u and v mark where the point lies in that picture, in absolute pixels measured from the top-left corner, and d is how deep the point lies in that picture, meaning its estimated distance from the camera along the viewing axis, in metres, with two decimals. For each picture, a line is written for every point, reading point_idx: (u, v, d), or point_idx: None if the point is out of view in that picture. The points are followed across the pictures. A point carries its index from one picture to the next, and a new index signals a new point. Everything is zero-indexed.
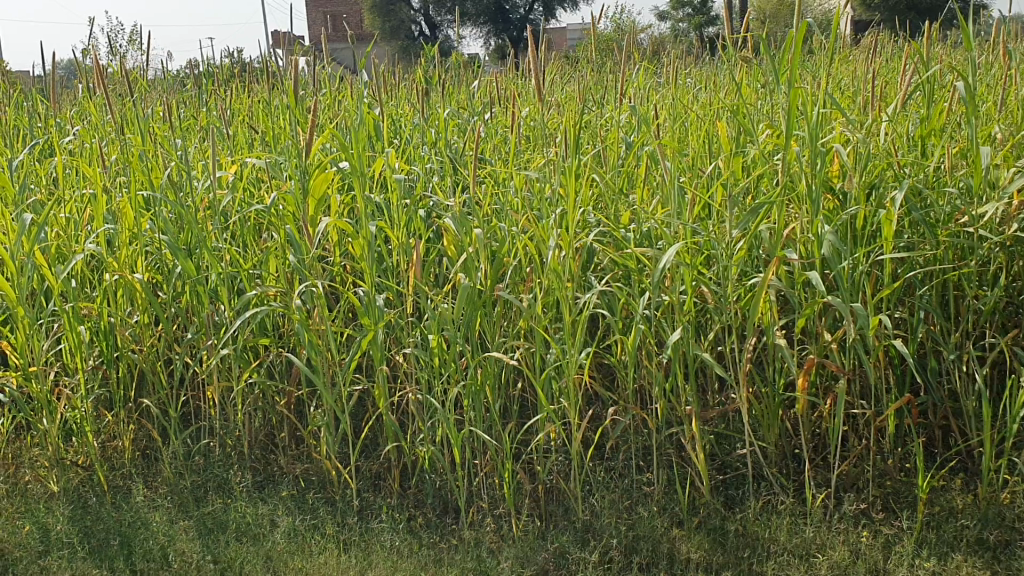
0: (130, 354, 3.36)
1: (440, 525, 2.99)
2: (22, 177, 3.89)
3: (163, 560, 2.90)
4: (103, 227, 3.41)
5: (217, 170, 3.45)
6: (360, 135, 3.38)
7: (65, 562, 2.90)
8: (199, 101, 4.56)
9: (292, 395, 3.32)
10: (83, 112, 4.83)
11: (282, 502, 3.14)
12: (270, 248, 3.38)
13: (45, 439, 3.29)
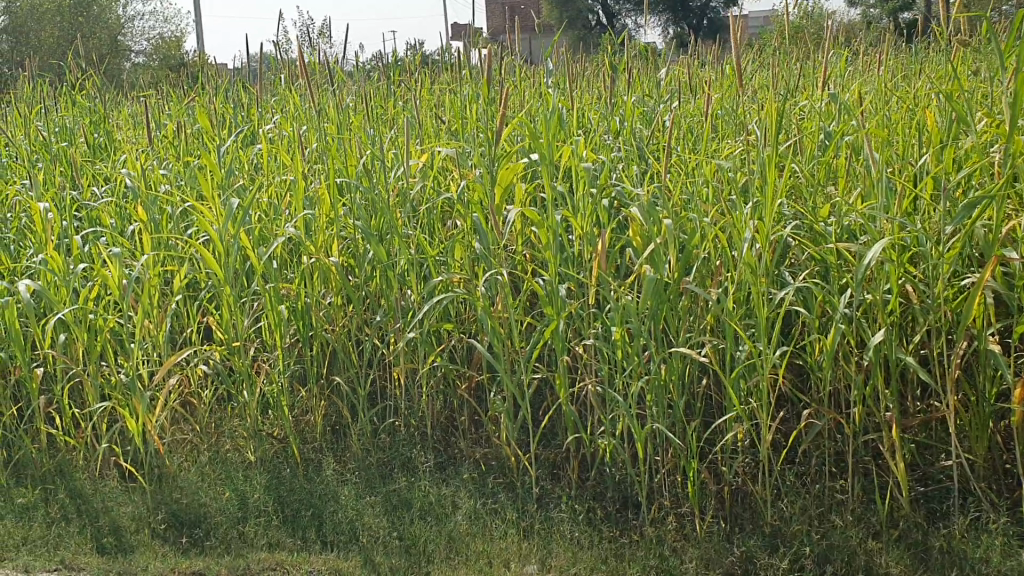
0: (324, 334, 3.49)
1: (621, 519, 2.95)
2: (228, 162, 4.11)
3: (351, 533, 3.02)
4: (303, 212, 3.56)
5: (408, 158, 3.53)
6: (549, 123, 3.37)
7: (261, 529, 3.07)
8: (390, 91, 4.68)
9: (474, 381, 3.36)
10: (282, 100, 5.05)
11: (464, 484, 3.18)
12: (457, 235, 3.44)
13: (245, 410, 3.44)
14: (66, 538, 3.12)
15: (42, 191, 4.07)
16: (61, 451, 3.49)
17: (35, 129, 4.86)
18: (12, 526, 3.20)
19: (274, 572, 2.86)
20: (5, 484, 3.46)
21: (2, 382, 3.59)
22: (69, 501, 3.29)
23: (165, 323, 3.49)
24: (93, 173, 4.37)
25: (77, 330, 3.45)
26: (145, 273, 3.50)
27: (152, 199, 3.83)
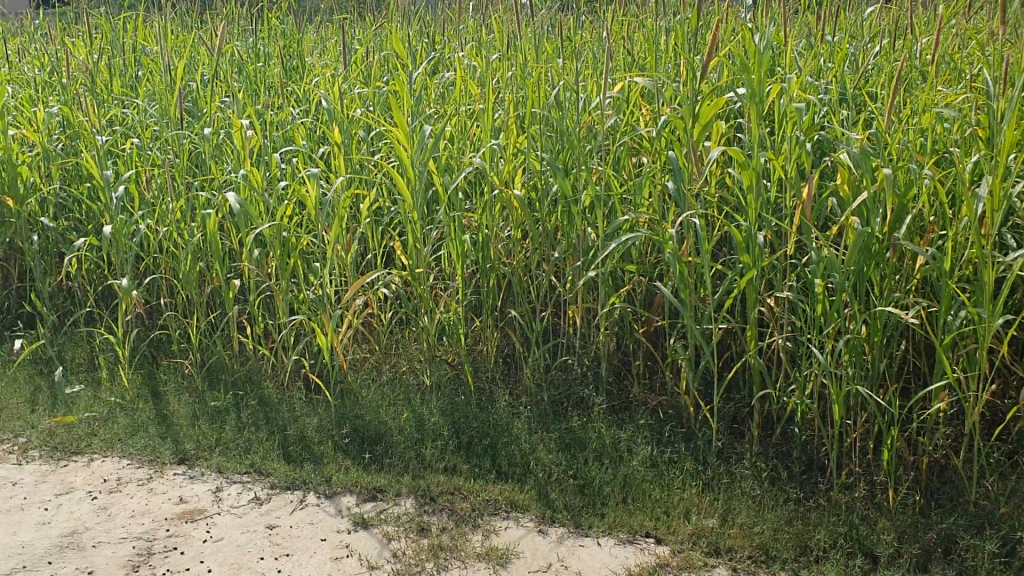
0: (504, 267, 3.46)
1: (806, 481, 2.84)
2: (418, 88, 4.07)
3: (526, 466, 3.05)
4: (492, 141, 3.49)
5: (603, 90, 3.38)
6: (760, 58, 3.14)
7: (439, 454, 3.13)
8: (581, 22, 4.51)
9: (653, 325, 3.24)
10: (468, 29, 4.96)
11: (641, 429, 3.13)
12: (649, 173, 3.29)
13: (424, 334, 3.47)
14: (255, 443, 3.26)
15: (242, 109, 4.18)
16: (250, 359, 3.64)
17: (234, 48, 4.97)
18: (207, 428, 3.37)
19: (452, 496, 2.90)
20: (199, 387, 3.64)
21: (200, 290, 3.75)
22: (258, 409, 3.45)
23: (353, 245, 3.54)
24: (287, 93, 4.44)
25: (270, 246, 3.54)
26: (336, 195, 3.55)
27: (345, 121, 3.85)
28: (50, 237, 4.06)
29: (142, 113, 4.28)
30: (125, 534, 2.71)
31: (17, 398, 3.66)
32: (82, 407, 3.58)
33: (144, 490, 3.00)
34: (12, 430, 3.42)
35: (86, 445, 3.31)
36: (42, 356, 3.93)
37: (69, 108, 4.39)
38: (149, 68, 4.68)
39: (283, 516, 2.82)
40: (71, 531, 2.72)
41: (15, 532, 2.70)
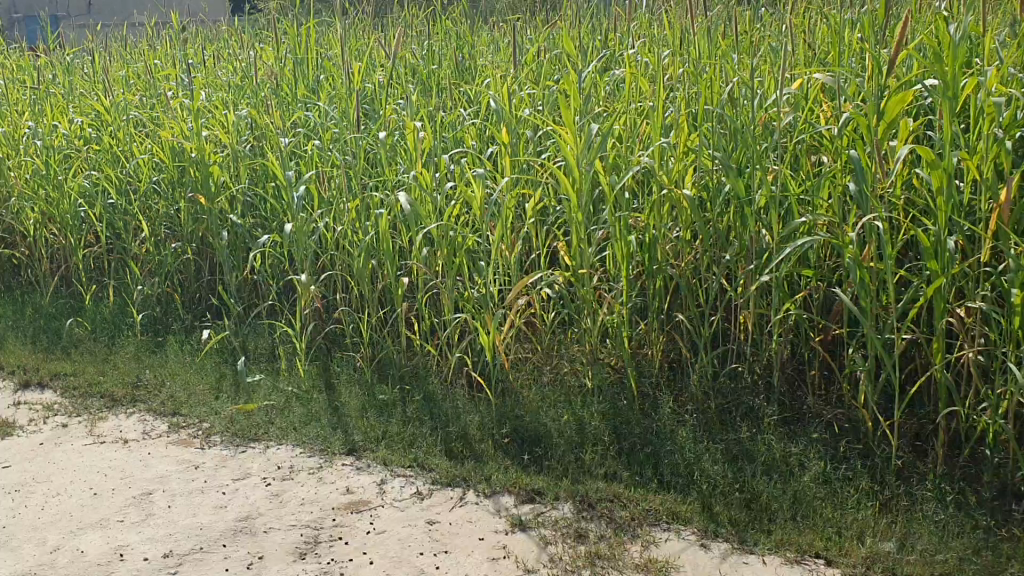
0: (670, 269, 3.36)
1: (997, 510, 2.62)
2: (588, 86, 4.02)
3: (689, 476, 2.96)
4: (661, 140, 3.40)
5: (781, 87, 3.23)
6: (957, 50, 2.91)
7: (599, 459, 3.09)
8: (759, 16, 4.33)
9: (829, 335, 3.07)
10: (641, 26, 4.86)
11: (813, 443, 2.97)
12: (829, 173, 3.12)
13: (587, 336, 3.43)
14: (419, 438, 3.32)
15: (416, 110, 4.26)
16: (417, 355, 3.71)
17: (410, 50, 5.08)
18: (375, 420, 3.46)
19: (610, 503, 2.85)
20: (370, 381, 3.73)
21: (372, 286, 3.86)
22: (423, 404, 3.51)
23: (518, 245, 3.53)
24: (459, 93, 4.49)
25: (438, 245, 3.60)
26: (503, 195, 3.55)
27: (514, 121, 3.85)
28: (237, 233, 4.27)
29: (323, 115, 4.44)
30: (294, 521, 2.82)
31: (203, 384, 3.87)
32: (262, 395, 3.74)
33: (313, 479, 3.11)
34: (198, 416, 3.62)
35: (263, 433, 3.46)
36: (227, 345, 4.15)
37: (257, 110, 4.61)
38: (330, 70, 4.84)
39: (444, 512, 2.86)
40: (245, 516, 2.85)
41: (195, 514, 2.86)
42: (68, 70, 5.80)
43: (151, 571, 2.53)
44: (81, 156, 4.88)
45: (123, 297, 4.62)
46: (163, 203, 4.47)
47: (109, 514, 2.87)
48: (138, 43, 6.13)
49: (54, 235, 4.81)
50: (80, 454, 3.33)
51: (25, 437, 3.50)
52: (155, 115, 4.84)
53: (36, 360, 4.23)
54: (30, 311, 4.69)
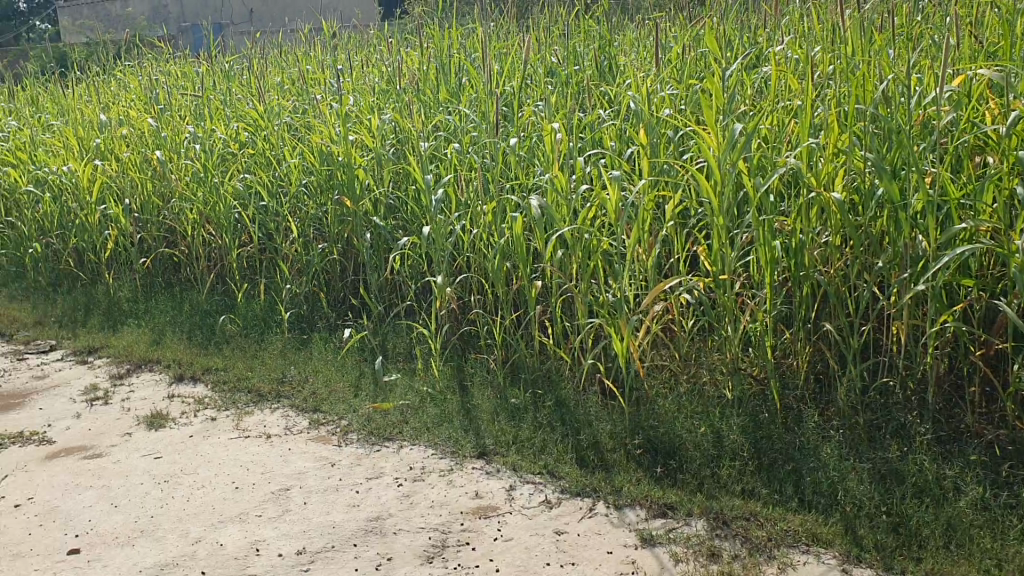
0: (816, 276, 3.20)
1: None
2: (732, 85, 3.88)
3: (832, 497, 2.81)
4: (808, 141, 3.24)
5: (942, 83, 3.01)
6: None
7: (735, 473, 2.97)
8: (920, 7, 4.07)
9: (992, 348, 2.86)
10: (790, 21, 4.66)
11: (971, 466, 2.77)
12: (994, 175, 2.89)
13: (726, 344, 3.31)
14: (550, 444, 3.29)
15: (555, 111, 4.24)
16: (551, 360, 3.68)
17: (551, 51, 5.05)
18: (507, 425, 3.45)
19: (746, 522, 2.75)
20: (503, 383, 3.73)
21: (507, 289, 3.86)
22: (556, 409, 3.48)
23: (655, 249, 3.45)
24: (599, 93, 4.43)
25: (574, 249, 3.56)
26: (640, 198, 3.48)
27: (653, 122, 3.76)
28: (378, 235, 4.37)
29: (463, 118, 4.48)
30: (423, 524, 2.84)
31: (343, 382, 3.97)
32: (398, 394, 3.80)
33: (444, 481, 3.13)
34: (337, 413, 3.72)
35: (397, 432, 3.51)
36: (367, 345, 4.25)
37: (400, 114, 4.70)
38: (472, 72, 4.88)
39: (572, 522, 2.82)
40: (377, 516, 2.90)
41: (329, 511, 2.93)
42: (228, 77, 6.08)
43: (285, 567, 2.61)
44: (237, 160, 5.11)
45: (271, 295, 4.80)
46: (310, 205, 4.62)
47: (248, 508, 2.97)
48: (291, 48, 6.37)
49: (211, 235, 5.05)
50: (225, 447, 3.47)
51: (177, 429, 3.69)
52: (305, 120, 5.01)
53: (191, 355, 4.45)
54: (188, 307, 4.95)
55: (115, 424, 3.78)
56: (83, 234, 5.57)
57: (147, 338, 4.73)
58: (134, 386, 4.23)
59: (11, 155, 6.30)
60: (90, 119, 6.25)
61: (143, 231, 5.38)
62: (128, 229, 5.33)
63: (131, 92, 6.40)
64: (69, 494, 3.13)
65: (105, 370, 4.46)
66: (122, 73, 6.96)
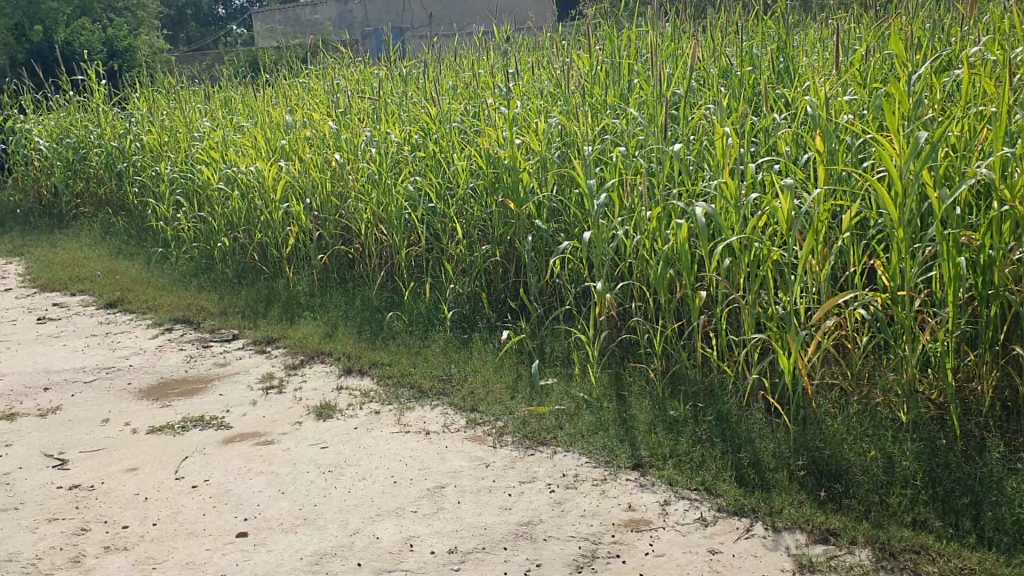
0: (1006, 296, 2.97)
1: None
2: (920, 87, 3.65)
3: (1015, 536, 2.60)
4: (1003, 149, 3.01)
5: None
6: None
7: (906, 503, 2.80)
8: None
9: None
10: (989, 18, 4.35)
11: None
12: None
13: (903, 365, 3.12)
14: (708, 459, 3.21)
15: (726, 116, 4.13)
16: (713, 372, 3.59)
17: (725, 54, 4.93)
18: (664, 437, 3.39)
19: (916, 556, 2.59)
20: (662, 394, 3.67)
21: (670, 298, 3.79)
22: (716, 424, 3.39)
23: (829, 262, 3.30)
24: (774, 96, 4.29)
25: (741, 258, 3.47)
26: (814, 206, 3.33)
27: (831, 128, 3.60)
28: (542, 238, 4.39)
29: (631, 122, 4.44)
30: (574, 532, 2.83)
31: (501, 383, 4.02)
32: (555, 399, 3.80)
33: (597, 490, 3.11)
34: (494, 414, 3.77)
35: (552, 437, 3.52)
36: (527, 348, 4.28)
37: (569, 118, 4.71)
38: (643, 75, 4.82)
39: (727, 542, 2.74)
40: (528, 521, 2.91)
41: (482, 513, 2.97)
42: (405, 80, 6.28)
43: (436, 565, 2.66)
44: (409, 162, 5.27)
45: (437, 294, 4.92)
46: (476, 207, 4.70)
47: (404, 503, 3.06)
48: (466, 51, 6.50)
49: (382, 234, 5.23)
50: (386, 441, 3.59)
51: (343, 420, 3.84)
52: (476, 123, 5.10)
53: (359, 349, 4.63)
54: (359, 303, 5.14)
55: (286, 413, 3.97)
56: (267, 229, 5.89)
57: (320, 331, 4.95)
58: (305, 377, 4.43)
59: (207, 155, 6.75)
60: (277, 121, 6.60)
61: (321, 229, 5.64)
62: (308, 227, 5.60)
63: (315, 95, 6.72)
64: (240, 478, 3.32)
65: (280, 360, 4.70)
66: (308, 77, 7.32)
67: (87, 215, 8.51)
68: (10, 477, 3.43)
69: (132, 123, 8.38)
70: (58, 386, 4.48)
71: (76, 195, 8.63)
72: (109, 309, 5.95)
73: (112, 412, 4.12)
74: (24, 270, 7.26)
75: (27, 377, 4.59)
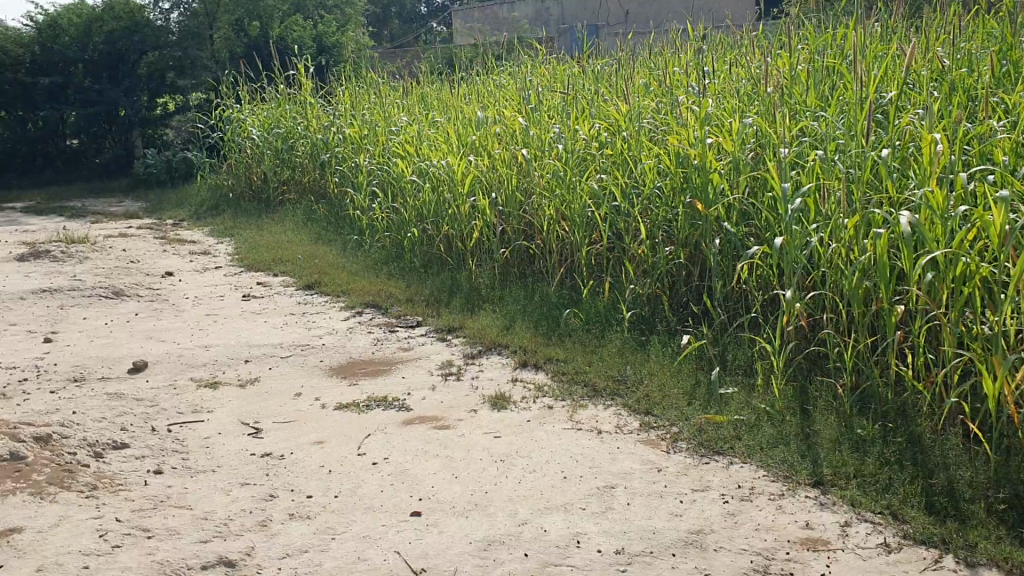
0: None
1: None
2: None
3: None
4: None
5: None
6: None
7: None
8: None
9: None
10: None
11: None
12: None
13: None
14: (896, 483, 3.04)
15: (936, 121, 3.89)
16: (906, 392, 3.40)
17: (939, 55, 4.64)
18: (848, 455, 3.24)
19: None
20: (849, 411, 3.51)
21: (864, 311, 3.61)
22: (907, 447, 3.20)
23: None
24: (993, 101, 4.00)
25: (946, 272, 3.25)
26: None
27: None
28: (729, 241, 4.28)
29: (831, 126, 4.26)
30: (746, 545, 2.75)
31: (678, 388, 3.96)
32: (733, 408, 3.70)
33: (773, 505, 3.01)
34: (669, 419, 3.72)
35: (729, 447, 3.43)
36: (707, 354, 4.19)
37: (764, 119, 4.57)
38: (846, 77, 4.61)
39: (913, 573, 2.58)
40: (699, 529, 2.85)
41: (651, 517, 2.93)
42: (597, 78, 6.28)
43: (603, 564, 2.65)
44: (597, 160, 5.27)
45: (617, 294, 4.90)
46: (662, 207, 4.64)
47: (574, 499, 3.06)
48: (660, 49, 6.43)
49: (565, 231, 5.26)
50: (559, 437, 3.60)
51: (518, 413, 3.89)
52: (666, 123, 5.04)
53: (537, 343, 4.67)
54: (538, 299, 5.20)
55: (463, 401, 4.07)
56: (454, 222, 6.05)
57: (499, 323, 5.04)
58: (483, 367, 4.53)
59: (403, 148, 7.01)
60: (470, 116, 6.77)
61: (506, 224, 5.73)
62: (493, 221, 5.71)
63: (507, 92, 6.84)
64: (417, 460, 3.43)
65: (460, 349, 4.82)
66: (503, 73, 7.46)
67: (291, 202, 9.04)
68: (210, 441, 3.69)
69: (336, 116, 8.83)
70: (256, 359, 4.78)
71: (282, 182, 9.18)
72: (305, 291, 6.29)
73: (303, 387, 4.35)
74: (232, 250, 7.79)
75: (230, 350, 4.92)
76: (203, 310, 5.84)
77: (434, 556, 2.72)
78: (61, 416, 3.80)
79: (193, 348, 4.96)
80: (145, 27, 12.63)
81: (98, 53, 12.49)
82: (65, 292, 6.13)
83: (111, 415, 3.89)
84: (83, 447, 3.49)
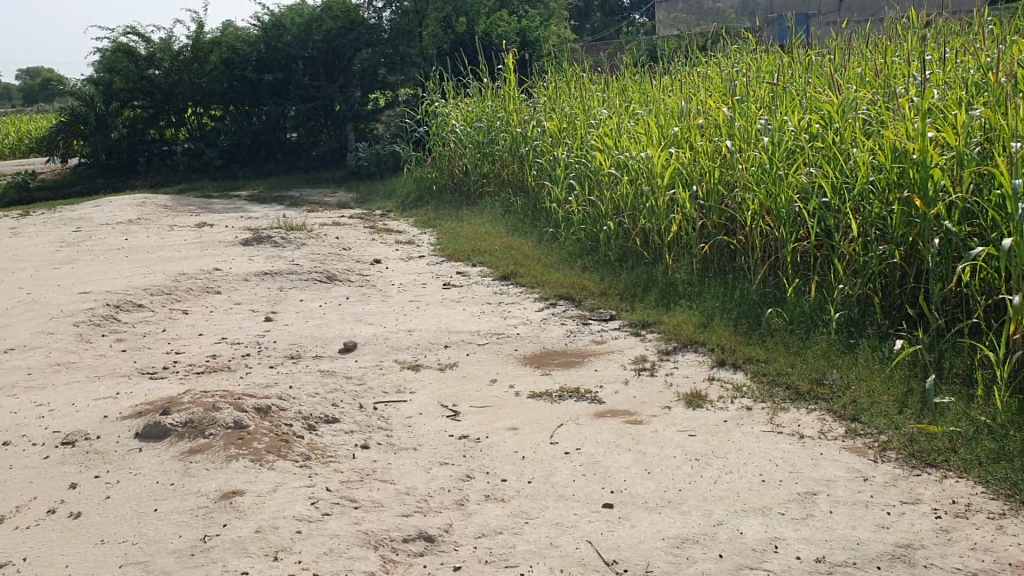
0: None
1: None
2: None
3: None
4: None
5: None
6: None
7: None
8: None
9: None
10: None
11: None
12: None
13: None
14: None
15: None
16: None
17: None
18: None
19: None
20: None
21: None
22: None
23: None
24: None
25: None
26: None
27: None
28: (949, 241, 4.02)
29: None
30: (961, 565, 2.58)
31: (888, 395, 3.76)
32: (949, 419, 3.48)
33: (992, 524, 2.80)
34: (876, 426, 3.54)
35: (943, 460, 3.23)
36: (921, 360, 3.96)
37: (993, 110, 4.25)
38: None
39: None
40: (907, 543, 2.70)
41: (855, 527, 2.81)
42: (809, 69, 6.05)
43: (802, 571, 2.57)
44: (804, 153, 5.08)
45: (823, 294, 4.71)
46: (876, 204, 4.41)
47: (772, 503, 2.98)
48: (879, 38, 6.11)
49: (769, 227, 5.11)
50: (757, 439, 3.51)
51: (714, 412, 3.82)
52: (882, 115, 4.78)
53: (736, 342, 4.56)
54: (738, 296, 5.08)
55: (658, 396, 4.04)
56: (652, 216, 5.99)
57: (696, 319, 4.96)
58: (679, 363, 4.48)
59: (604, 141, 7.02)
60: (673, 109, 6.68)
61: (706, 218, 5.63)
62: (693, 215, 5.62)
63: (712, 84, 6.70)
64: (610, 452, 3.44)
65: (655, 344, 4.79)
66: (707, 65, 7.32)
67: (491, 194, 9.25)
68: (412, 421, 3.85)
69: (537, 110, 8.95)
70: (456, 345, 4.94)
71: (483, 175, 9.41)
72: (503, 281, 6.43)
73: (499, 375, 4.46)
74: (436, 240, 8.08)
75: (432, 335, 5.11)
76: (407, 297, 6.09)
77: (625, 549, 2.73)
78: (279, 391, 4.08)
79: (398, 332, 5.19)
80: (361, 26, 13.27)
81: (319, 50, 13.23)
82: (283, 275, 6.57)
83: (323, 391, 4.14)
84: (299, 420, 3.73)
